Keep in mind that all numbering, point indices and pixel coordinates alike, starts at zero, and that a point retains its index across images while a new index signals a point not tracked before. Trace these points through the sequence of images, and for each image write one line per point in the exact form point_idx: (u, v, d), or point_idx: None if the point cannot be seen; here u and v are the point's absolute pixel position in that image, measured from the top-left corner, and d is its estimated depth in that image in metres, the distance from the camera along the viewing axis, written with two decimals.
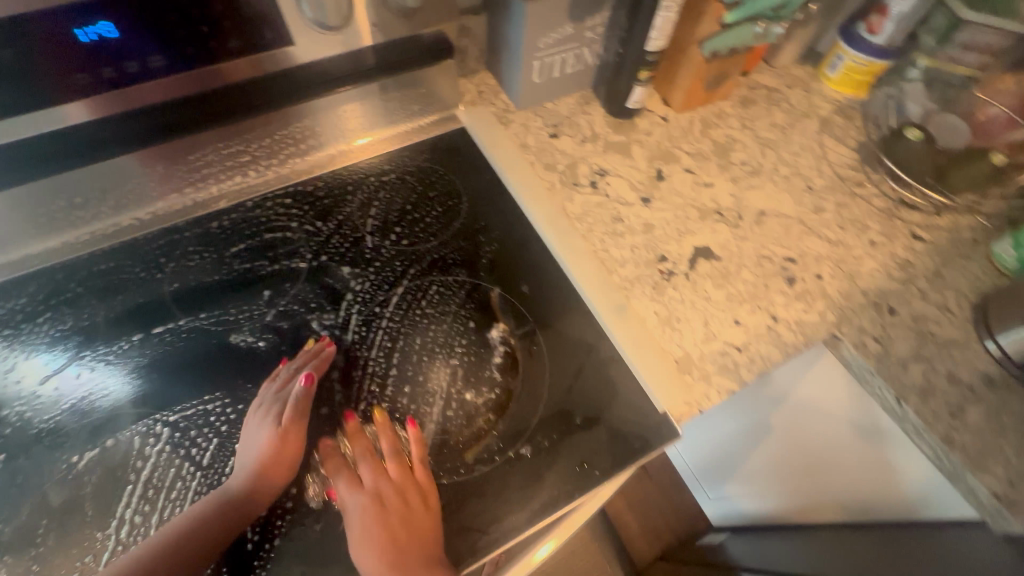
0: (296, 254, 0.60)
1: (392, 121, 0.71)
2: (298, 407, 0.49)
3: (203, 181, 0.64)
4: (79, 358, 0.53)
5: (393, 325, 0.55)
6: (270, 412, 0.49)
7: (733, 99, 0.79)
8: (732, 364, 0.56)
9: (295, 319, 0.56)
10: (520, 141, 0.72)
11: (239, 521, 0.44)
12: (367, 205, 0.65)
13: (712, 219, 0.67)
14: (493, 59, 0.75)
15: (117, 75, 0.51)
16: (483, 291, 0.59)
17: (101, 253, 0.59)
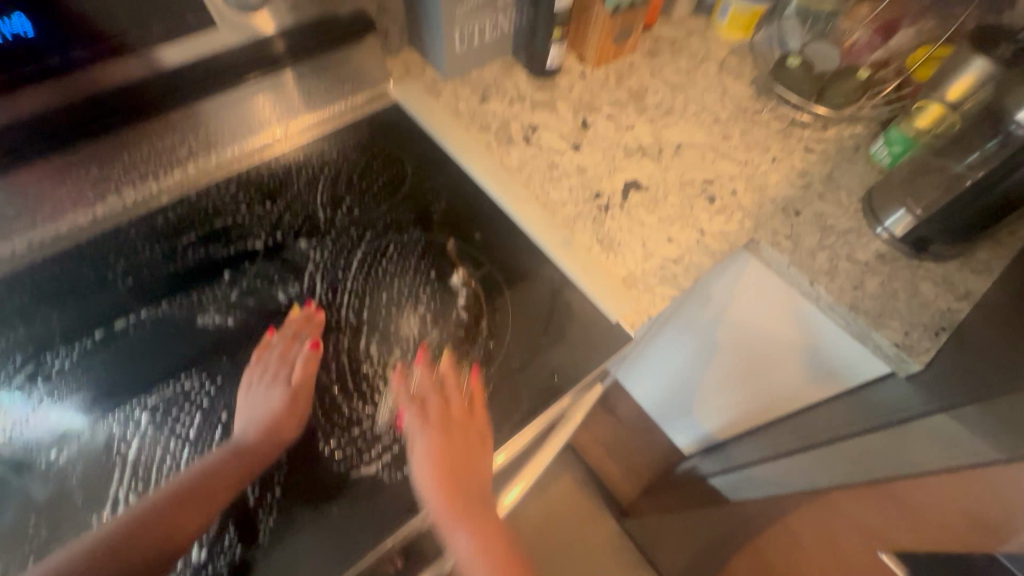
0: (251, 235, 0.61)
1: (326, 102, 0.73)
2: (304, 370, 0.52)
3: (142, 180, 0.64)
4: (40, 363, 0.52)
5: (358, 285, 0.58)
6: (280, 376, 0.52)
7: (641, 51, 0.87)
8: (671, 275, 0.63)
9: (261, 294, 0.57)
10: (452, 108, 0.76)
11: (246, 473, 0.46)
12: (314, 183, 0.67)
13: (637, 156, 0.73)
14: (415, 35, 0.79)
15: (38, 72, 0.51)
16: (439, 244, 0.62)
17: (44, 262, 0.58)
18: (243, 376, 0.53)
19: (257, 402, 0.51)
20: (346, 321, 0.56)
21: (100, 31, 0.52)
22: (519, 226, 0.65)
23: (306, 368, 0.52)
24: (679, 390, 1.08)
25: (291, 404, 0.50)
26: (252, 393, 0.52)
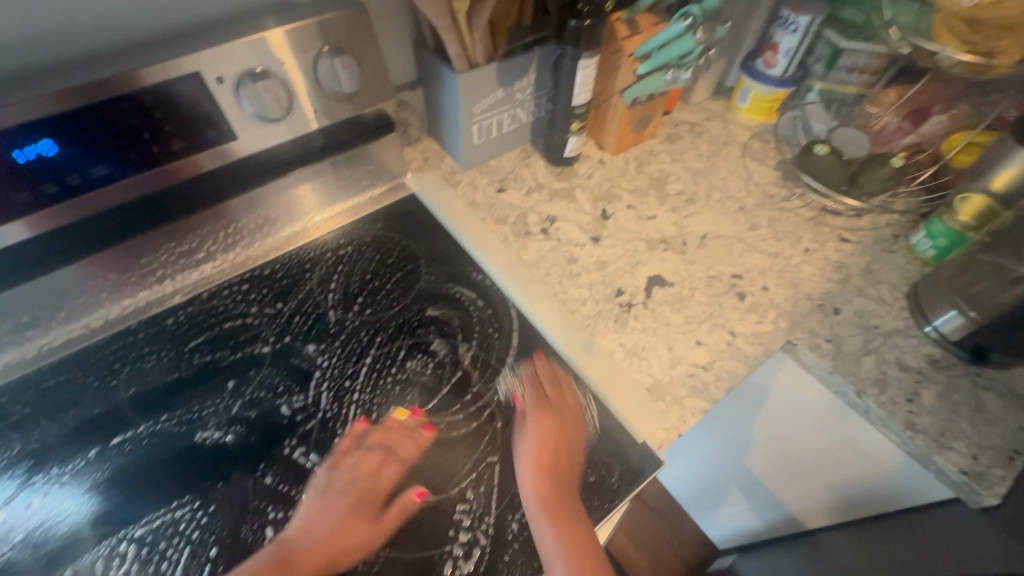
0: (259, 339, 0.60)
1: (343, 197, 0.73)
2: (395, 514, 0.49)
3: (157, 281, 0.63)
4: (29, 485, 0.50)
5: (366, 397, 0.55)
6: (359, 505, 0.49)
7: (661, 136, 0.86)
8: (701, 384, 0.58)
9: (263, 406, 0.55)
10: (469, 199, 0.75)
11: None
12: (327, 280, 0.65)
13: (659, 249, 0.71)
14: (433, 127, 0.79)
15: (82, 180, 0.52)
16: (451, 349, 0.59)
17: (49, 368, 0.57)
18: (241, 501, 0.49)
19: (324, 512, 0.49)
20: (351, 437, 0.53)
21: (122, 147, 0.52)
22: (536, 328, 0.62)
23: (395, 512, 0.49)
24: (712, 480, 1.01)
25: (368, 531, 0.48)
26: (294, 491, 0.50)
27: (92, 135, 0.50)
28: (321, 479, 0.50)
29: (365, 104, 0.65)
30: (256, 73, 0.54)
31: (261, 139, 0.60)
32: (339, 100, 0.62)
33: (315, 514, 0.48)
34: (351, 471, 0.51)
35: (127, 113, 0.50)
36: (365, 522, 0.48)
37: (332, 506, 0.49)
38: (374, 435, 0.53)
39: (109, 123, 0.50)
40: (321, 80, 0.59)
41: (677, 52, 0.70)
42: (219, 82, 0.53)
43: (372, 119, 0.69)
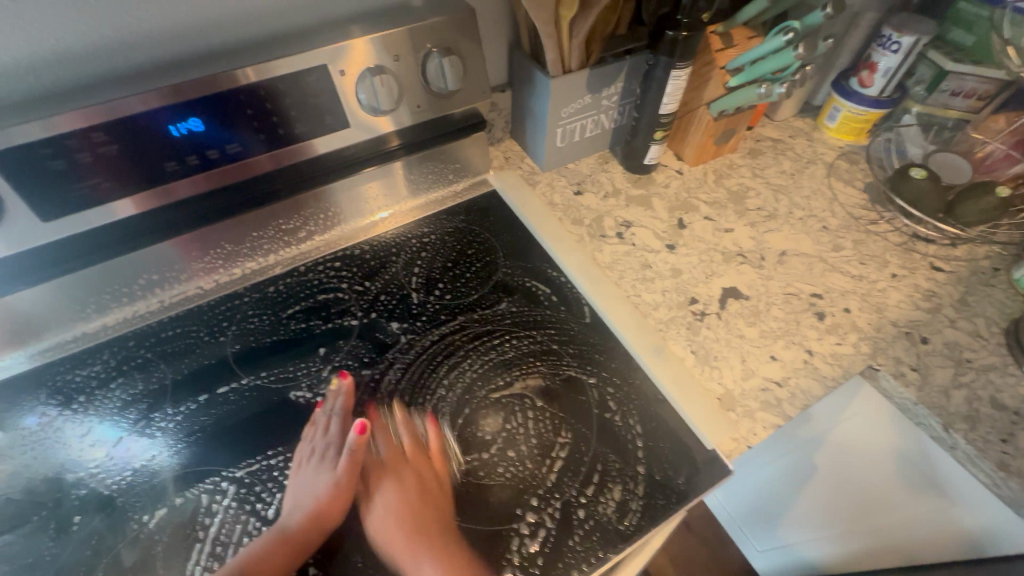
0: (348, 312, 0.64)
1: (429, 188, 0.77)
2: (353, 463, 0.53)
3: (262, 252, 0.69)
4: (149, 420, 0.56)
5: (444, 374, 0.58)
6: (329, 459, 0.53)
7: (742, 151, 0.85)
8: (775, 400, 0.57)
9: (350, 373, 0.59)
10: (547, 199, 0.78)
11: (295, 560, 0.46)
12: (411, 264, 0.70)
13: (736, 262, 0.70)
14: (517, 128, 0.83)
15: (220, 155, 0.58)
16: (522, 340, 0.62)
17: (168, 320, 0.64)
18: (307, 461, 0.53)
19: (314, 483, 0.51)
20: (427, 408, 0.56)
21: (254, 129, 0.58)
22: (607, 328, 0.63)
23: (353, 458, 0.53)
24: (764, 506, 0.98)
25: None
26: (312, 467, 0.53)
27: (231, 116, 0.56)
28: (303, 453, 0.54)
29: (462, 103, 0.68)
30: (376, 68, 0.60)
31: (368, 127, 0.64)
32: (441, 97, 0.66)
33: (300, 484, 0.51)
34: (328, 443, 0.53)
35: (263, 99, 0.56)
36: (332, 479, 0.51)
37: (310, 476, 0.52)
38: (353, 404, 0.56)
39: (247, 106, 0.56)
40: (429, 77, 0.63)
41: (770, 67, 0.69)
42: (341, 75, 0.59)
43: (463, 117, 0.73)
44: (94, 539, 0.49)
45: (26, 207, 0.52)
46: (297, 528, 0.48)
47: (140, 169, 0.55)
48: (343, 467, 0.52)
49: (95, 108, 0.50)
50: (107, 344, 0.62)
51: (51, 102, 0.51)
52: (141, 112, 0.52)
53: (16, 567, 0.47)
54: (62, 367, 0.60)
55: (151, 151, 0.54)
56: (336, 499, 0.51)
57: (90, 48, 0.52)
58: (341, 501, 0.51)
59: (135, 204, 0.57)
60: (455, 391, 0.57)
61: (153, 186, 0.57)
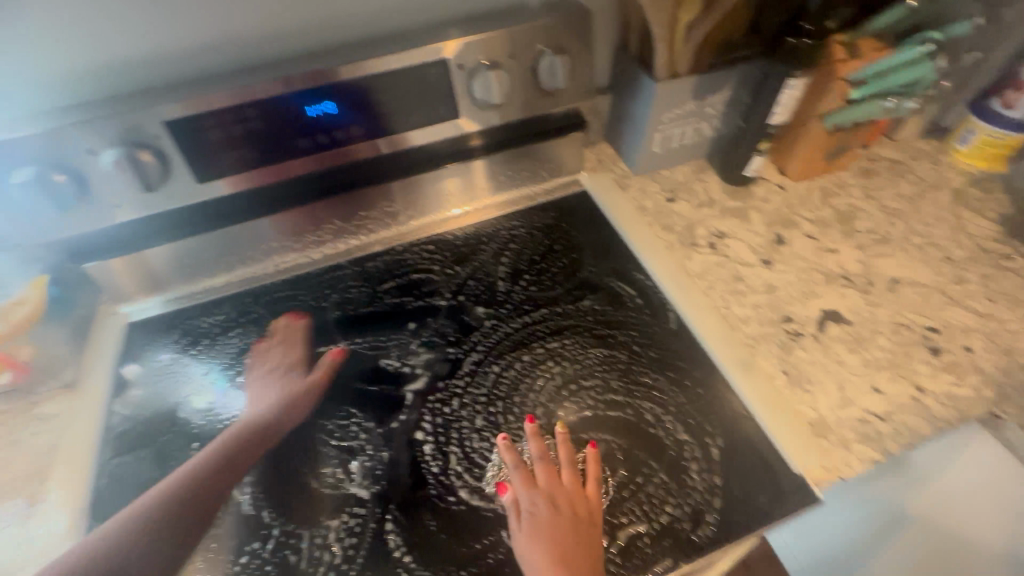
0: (437, 293, 0.68)
1: (522, 184, 0.79)
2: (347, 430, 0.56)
3: (364, 230, 0.74)
4: (258, 369, 0.62)
5: (525, 362, 0.60)
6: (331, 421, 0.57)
7: (854, 169, 0.80)
8: (875, 434, 0.53)
9: (435, 350, 0.62)
10: (638, 203, 0.78)
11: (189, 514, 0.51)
12: (499, 255, 0.72)
13: (838, 284, 0.66)
14: (613, 131, 0.83)
15: (345, 136, 0.63)
16: (602, 338, 0.62)
17: (281, 283, 0.71)
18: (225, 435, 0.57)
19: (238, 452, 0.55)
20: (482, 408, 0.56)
21: (376, 115, 0.62)
22: (693, 336, 0.61)
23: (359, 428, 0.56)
24: None
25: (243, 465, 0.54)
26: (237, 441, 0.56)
27: (359, 102, 0.61)
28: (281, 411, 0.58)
29: (568, 101, 0.70)
30: (490, 63, 0.62)
31: (476, 120, 0.67)
32: (547, 95, 0.68)
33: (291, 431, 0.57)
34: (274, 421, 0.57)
35: (388, 88, 0.61)
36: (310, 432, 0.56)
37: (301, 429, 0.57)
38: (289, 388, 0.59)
39: (373, 94, 0.61)
40: (540, 75, 0.65)
41: (899, 80, 0.65)
42: (459, 68, 0.62)
43: (561, 119, 0.75)
44: None
45: (185, 168, 0.58)
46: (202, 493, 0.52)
47: (278, 144, 0.60)
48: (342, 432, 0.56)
49: (242, 88, 0.56)
50: (229, 298, 0.70)
51: (213, 80, 0.58)
52: (288, 94, 0.57)
53: (147, 483, 0.55)
54: (192, 315, 0.68)
55: (290, 128, 0.60)
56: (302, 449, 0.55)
57: (250, 35, 0.58)
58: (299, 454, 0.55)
59: (268, 175, 0.62)
60: (533, 380, 0.58)
61: (282, 161, 0.62)
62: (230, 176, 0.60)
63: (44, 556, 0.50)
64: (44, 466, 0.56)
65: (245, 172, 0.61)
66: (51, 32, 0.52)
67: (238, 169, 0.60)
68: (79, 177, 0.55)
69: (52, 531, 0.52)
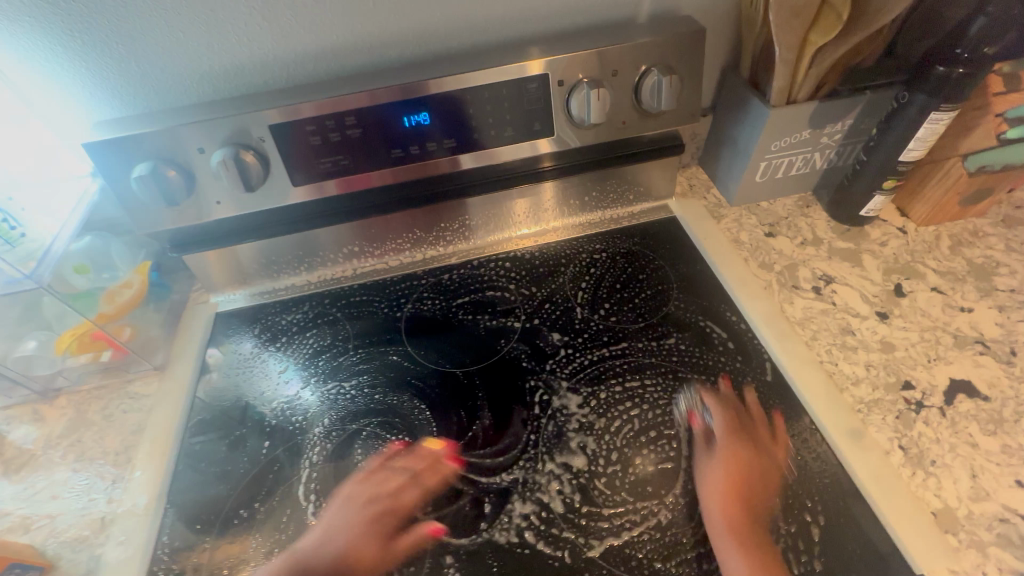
0: (512, 314, 0.65)
1: (608, 205, 0.75)
2: (416, 506, 0.51)
3: (442, 241, 0.73)
4: (329, 373, 0.62)
5: (601, 400, 0.56)
6: (381, 498, 0.51)
7: (993, 217, 0.70)
8: (1018, 538, 0.45)
9: (506, 374, 0.59)
10: (733, 236, 0.72)
11: None
12: (579, 278, 0.68)
13: (971, 350, 0.57)
14: (708, 156, 0.77)
15: (437, 148, 0.61)
16: (688, 384, 0.57)
17: (357, 287, 0.71)
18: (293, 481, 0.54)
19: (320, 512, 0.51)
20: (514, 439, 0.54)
21: (469, 128, 0.61)
22: (792, 393, 0.55)
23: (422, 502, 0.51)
24: None
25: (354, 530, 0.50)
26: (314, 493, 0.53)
27: (453, 115, 0.59)
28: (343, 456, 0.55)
29: (669, 123, 0.65)
30: (591, 82, 0.59)
31: (570, 138, 0.64)
32: (647, 116, 0.64)
33: (336, 520, 0.51)
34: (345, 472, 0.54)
35: (484, 101, 0.59)
36: (366, 509, 0.51)
37: (353, 513, 0.51)
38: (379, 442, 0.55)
39: (469, 107, 0.59)
40: (643, 96, 0.61)
41: None
42: (559, 85, 0.59)
43: (654, 139, 0.71)
44: (275, 466, 0.55)
45: (283, 172, 0.59)
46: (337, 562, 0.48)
47: (370, 153, 0.60)
48: (405, 510, 0.50)
49: (338, 99, 0.56)
50: (308, 297, 0.71)
51: (315, 87, 0.59)
52: (386, 104, 0.57)
53: (216, 475, 0.55)
54: (272, 311, 0.70)
55: (383, 138, 0.59)
56: (376, 536, 0.49)
57: (355, 44, 0.58)
58: (380, 536, 0.49)
59: (356, 182, 0.62)
60: (609, 420, 0.54)
61: (364, 172, 0.61)
62: (320, 181, 0.61)
63: (123, 535, 0.51)
64: (131, 443, 0.58)
65: (333, 179, 0.61)
66: (175, 35, 0.54)
67: (327, 175, 0.61)
68: (188, 172, 0.57)
69: (132, 509, 0.53)
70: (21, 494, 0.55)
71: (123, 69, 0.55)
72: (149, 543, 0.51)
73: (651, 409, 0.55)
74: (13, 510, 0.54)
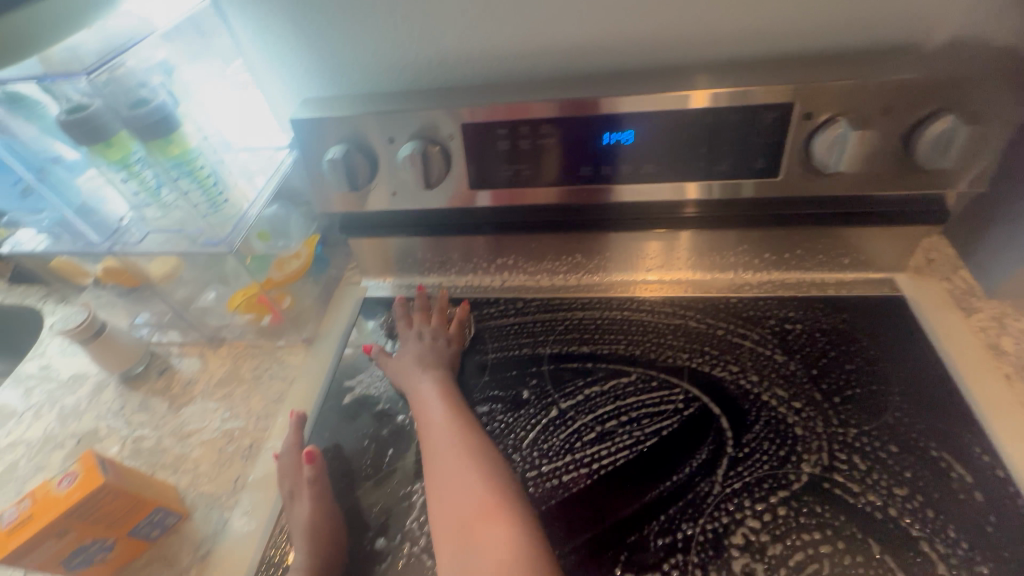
0: (674, 372, 0.55)
1: (810, 267, 0.62)
2: (317, 488, 0.50)
3: (601, 271, 0.66)
4: (459, 389, 0.58)
5: (779, 518, 0.44)
6: (301, 495, 0.50)
7: None
8: None
9: (660, 447, 0.50)
10: (989, 339, 0.54)
11: None
12: (763, 349, 0.56)
13: None
14: (965, 228, 0.60)
15: (630, 172, 0.54)
16: (907, 532, 0.43)
17: (502, 302, 0.66)
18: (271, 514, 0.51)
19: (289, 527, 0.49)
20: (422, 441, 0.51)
21: (674, 155, 0.52)
22: None
23: (315, 492, 0.50)
24: None
25: (310, 536, 0.47)
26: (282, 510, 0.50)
27: (660, 138, 0.51)
28: (286, 467, 0.52)
29: (937, 184, 0.51)
30: (853, 121, 0.47)
31: (796, 182, 0.52)
32: (909, 171, 0.50)
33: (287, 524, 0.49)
34: (282, 482, 0.52)
35: (703, 128, 0.50)
36: (307, 511, 0.49)
37: (293, 514, 0.49)
38: (291, 436, 0.55)
39: (682, 132, 0.50)
40: (918, 147, 0.47)
41: None
42: (804, 119, 0.48)
43: (882, 202, 0.56)
44: (393, 476, 0.52)
45: (463, 173, 0.56)
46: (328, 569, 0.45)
47: (556, 166, 0.54)
48: (311, 497, 0.49)
49: (519, 104, 0.51)
50: (451, 300, 0.68)
51: (516, 88, 0.54)
52: (589, 116, 0.50)
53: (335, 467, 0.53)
54: (412, 306, 0.68)
55: (575, 152, 0.53)
56: (323, 536, 0.47)
57: (568, 48, 0.53)
58: (330, 528, 0.48)
59: (532, 195, 0.57)
60: (783, 549, 0.43)
61: (532, 185, 0.56)
62: (497, 187, 0.57)
63: (249, 506, 0.52)
64: (272, 410, 0.60)
65: (510, 187, 0.56)
66: (396, 21, 0.52)
67: (506, 183, 0.56)
68: (373, 159, 0.56)
69: (261, 479, 0.54)
70: (178, 432, 0.59)
71: (343, 51, 0.55)
72: (268, 524, 0.51)
73: (832, 549, 0.42)
74: (169, 447, 0.58)
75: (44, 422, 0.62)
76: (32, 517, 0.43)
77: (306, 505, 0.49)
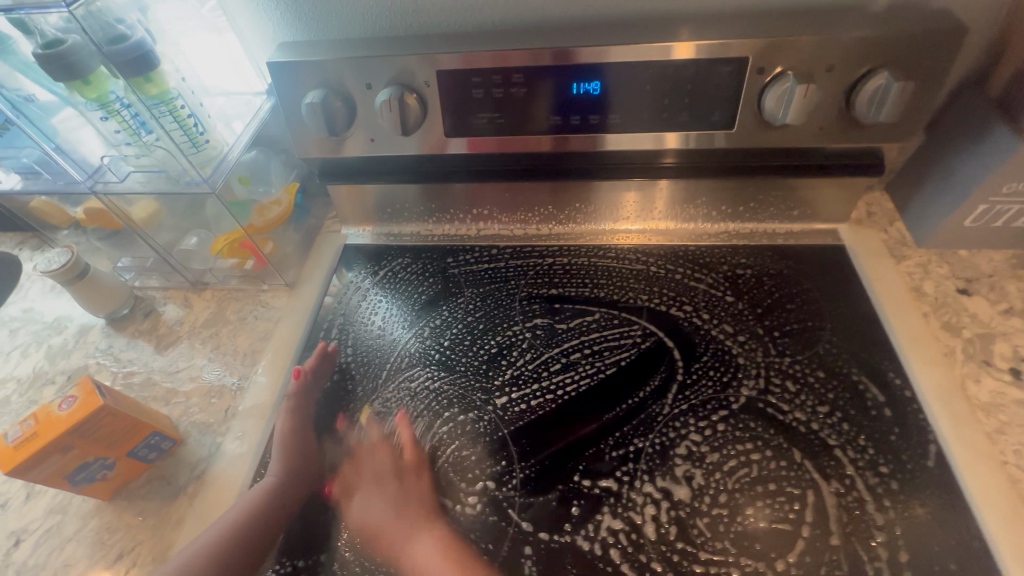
0: (635, 311, 0.60)
1: (763, 218, 0.67)
2: (297, 401, 0.57)
3: (572, 220, 0.70)
4: (436, 328, 0.62)
5: (717, 433, 0.51)
6: (285, 406, 0.57)
7: None
8: None
9: (619, 375, 0.55)
10: (914, 282, 0.60)
11: (294, 489, 0.51)
12: (716, 292, 0.61)
13: None
14: (903, 183, 0.65)
15: (598, 122, 0.57)
16: (824, 441, 0.49)
17: (479, 248, 0.70)
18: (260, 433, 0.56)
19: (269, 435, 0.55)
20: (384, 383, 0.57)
21: (639, 106, 0.55)
22: (955, 488, 0.46)
23: (292, 402, 0.57)
24: None
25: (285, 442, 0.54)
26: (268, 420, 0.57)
27: (626, 89, 0.54)
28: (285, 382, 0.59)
29: (875, 139, 0.56)
30: (800, 75, 0.51)
31: (750, 134, 0.56)
32: (850, 125, 0.55)
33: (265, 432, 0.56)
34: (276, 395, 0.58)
35: (665, 79, 0.53)
36: (285, 420, 0.55)
37: (275, 422, 0.56)
38: (310, 360, 0.60)
39: (645, 84, 0.53)
40: (857, 102, 0.52)
41: None
42: (757, 72, 0.52)
43: (827, 155, 0.61)
44: (375, 404, 0.56)
45: (440, 120, 0.58)
46: (294, 473, 0.52)
47: (528, 115, 0.57)
48: (292, 406, 0.56)
49: (492, 53, 0.53)
50: (430, 247, 0.71)
51: (491, 37, 0.56)
52: (559, 65, 0.53)
53: (321, 397, 0.57)
54: (391, 253, 0.71)
55: (546, 102, 0.56)
56: (293, 443, 0.54)
57: None
58: (302, 435, 0.54)
59: (507, 143, 0.59)
60: (719, 457, 0.49)
61: (509, 134, 0.59)
62: (473, 136, 0.59)
63: (240, 432, 0.56)
64: (258, 348, 0.63)
65: (485, 136, 0.59)
66: None
67: (481, 132, 0.59)
68: (352, 106, 0.58)
69: (251, 409, 0.58)
70: (167, 368, 0.62)
71: None
72: (259, 445, 0.55)
73: (758, 456, 0.49)
74: (159, 381, 0.61)
75: (32, 359, 0.65)
76: (37, 433, 0.46)
77: (286, 413, 0.56)
